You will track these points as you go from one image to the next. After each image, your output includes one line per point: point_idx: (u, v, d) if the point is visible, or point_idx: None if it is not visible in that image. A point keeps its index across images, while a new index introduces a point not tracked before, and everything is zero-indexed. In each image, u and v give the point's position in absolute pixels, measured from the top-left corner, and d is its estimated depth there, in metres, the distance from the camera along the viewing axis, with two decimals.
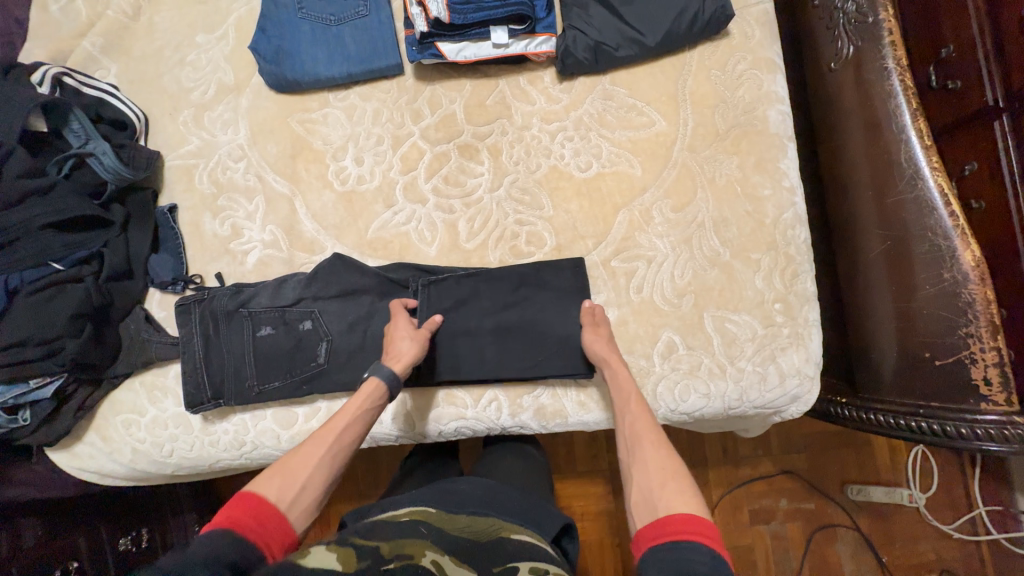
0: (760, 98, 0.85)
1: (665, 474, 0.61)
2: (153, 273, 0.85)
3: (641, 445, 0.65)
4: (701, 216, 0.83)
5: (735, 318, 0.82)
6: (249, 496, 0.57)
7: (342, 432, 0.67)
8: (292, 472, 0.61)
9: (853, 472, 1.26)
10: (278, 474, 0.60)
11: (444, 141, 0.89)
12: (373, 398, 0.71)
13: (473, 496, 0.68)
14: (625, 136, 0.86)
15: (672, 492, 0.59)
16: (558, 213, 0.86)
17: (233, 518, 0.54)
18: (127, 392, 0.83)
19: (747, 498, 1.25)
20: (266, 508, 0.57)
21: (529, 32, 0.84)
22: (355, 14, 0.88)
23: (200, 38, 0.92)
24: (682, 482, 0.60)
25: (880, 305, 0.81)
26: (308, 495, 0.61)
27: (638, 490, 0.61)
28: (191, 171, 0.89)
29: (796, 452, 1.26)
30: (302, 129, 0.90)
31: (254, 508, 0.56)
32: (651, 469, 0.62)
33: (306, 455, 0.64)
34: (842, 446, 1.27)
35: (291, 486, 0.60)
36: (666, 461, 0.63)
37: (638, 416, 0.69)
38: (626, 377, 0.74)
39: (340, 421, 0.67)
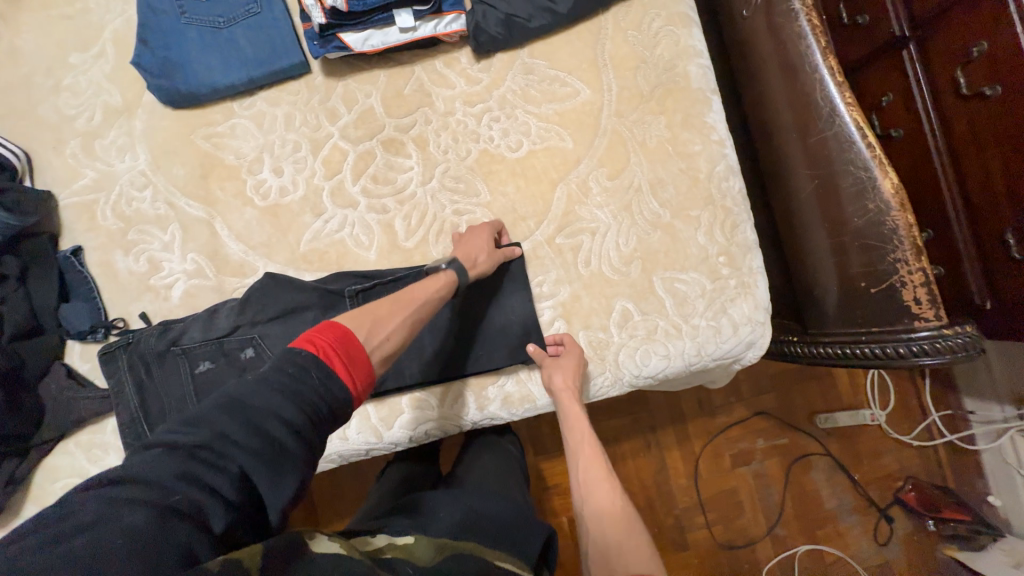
0: (679, 54, 0.85)
1: (625, 529, 0.67)
2: (65, 323, 0.77)
3: (596, 488, 0.73)
4: (637, 180, 0.83)
5: (684, 278, 0.82)
6: (334, 325, 0.57)
7: (419, 307, 0.67)
8: (372, 313, 0.63)
9: (819, 402, 1.33)
10: (360, 317, 0.61)
11: (366, 139, 0.84)
12: (438, 285, 0.70)
13: (448, 520, 0.64)
14: (551, 109, 0.84)
15: (630, 548, 0.64)
16: (495, 198, 0.83)
17: (315, 340, 0.54)
18: (61, 456, 0.77)
19: (726, 444, 1.30)
20: (346, 340, 0.56)
21: (435, 11, 0.80)
22: (246, 13, 0.81)
23: (74, 59, 0.83)
24: (639, 538, 0.66)
25: (817, 242, 0.84)
26: (383, 347, 0.61)
27: (595, 543, 0.67)
28: (92, 207, 0.81)
29: (765, 393, 1.33)
30: (209, 145, 0.83)
31: (333, 337, 0.55)
32: (608, 523, 0.68)
33: (384, 312, 0.64)
34: (805, 382, 1.34)
35: (374, 334, 0.60)
36: (620, 511, 0.69)
37: (592, 453, 0.76)
38: (578, 415, 0.77)
39: (419, 295, 0.68)
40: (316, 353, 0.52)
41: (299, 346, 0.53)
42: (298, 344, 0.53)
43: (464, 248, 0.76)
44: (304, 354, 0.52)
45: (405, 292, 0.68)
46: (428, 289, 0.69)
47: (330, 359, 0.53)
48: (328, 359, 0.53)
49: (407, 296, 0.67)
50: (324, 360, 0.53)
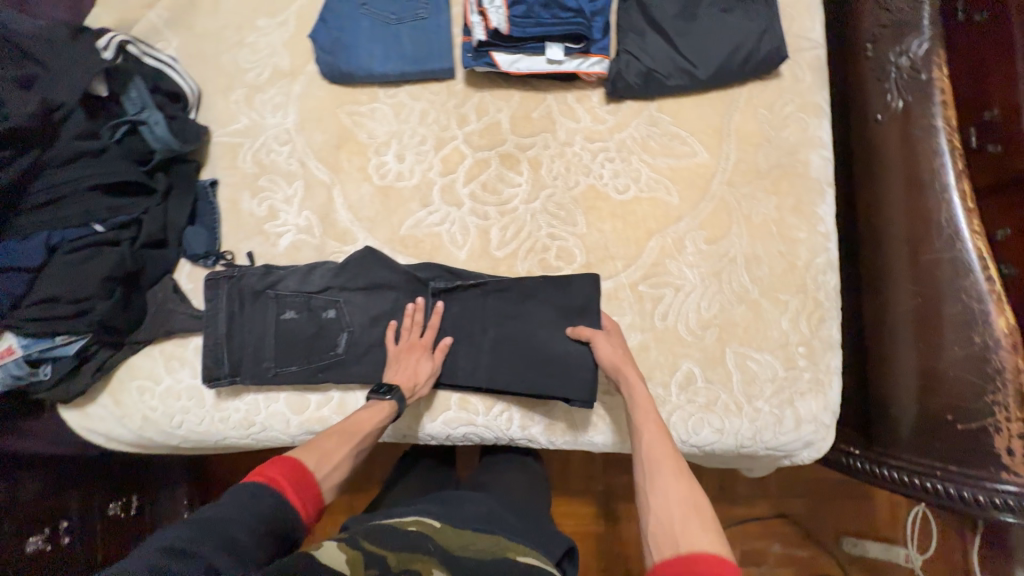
0: (804, 142, 0.86)
1: (688, 509, 0.59)
2: (186, 245, 0.85)
3: (658, 470, 0.64)
4: (733, 251, 0.83)
5: (757, 357, 0.81)
6: (289, 458, 0.65)
7: (364, 438, 0.73)
8: (318, 447, 0.69)
9: (850, 524, 1.26)
10: (314, 451, 0.68)
11: (486, 148, 0.90)
12: (378, 416, 0.75)
13: (472, 513, 0.68)
14: (666, 163, 0.87)
15: (693, 527, 0.57)
16: (590, 232, 0.86)
17: (266, 472, 0.63)
18: (145, 359, 0.84)
19: (741, 537, 1.27)
20: (298, 471, 0.64)
21: (583, 51, 0.86)
22: (415, 17, 0.90)
23: (261, 23, 0.94)
24: (705, 517, 0.58)
25: (903, 361, 0.81)
26: (331, 477, 0.68)
27: (655, 520, 0.60)
28: (236, 149, 0.90)
29: (793, 496, 1.28)
30: (349, 121, 0.91)
31: (282, 469, 0.64)
32: (672, 500, 0.60)
33: (331, 441, 0.71)
34: (841, 498, 1.28)
35: (325, 461, 0.68)
36: (685, 492, 0.61)
37: (656, 441, 0.67)
38: (644, 396, 0.73)
39: (363, 426, 0.74)
40: (269, 485, 0.61)
41: (253, 479, 0.61)
42: (252, 476, 0.62)
43: (401, 370, 0.78)
44: (258, 486, 0.60)
45: (351, 424, 0.73)
46: (372, 420, 0.74)
47: (286, 492, 0.62)
48: (282, 489, 0.62)
49: (350, 427, 0.73)
50: (279, 490, 0.61)
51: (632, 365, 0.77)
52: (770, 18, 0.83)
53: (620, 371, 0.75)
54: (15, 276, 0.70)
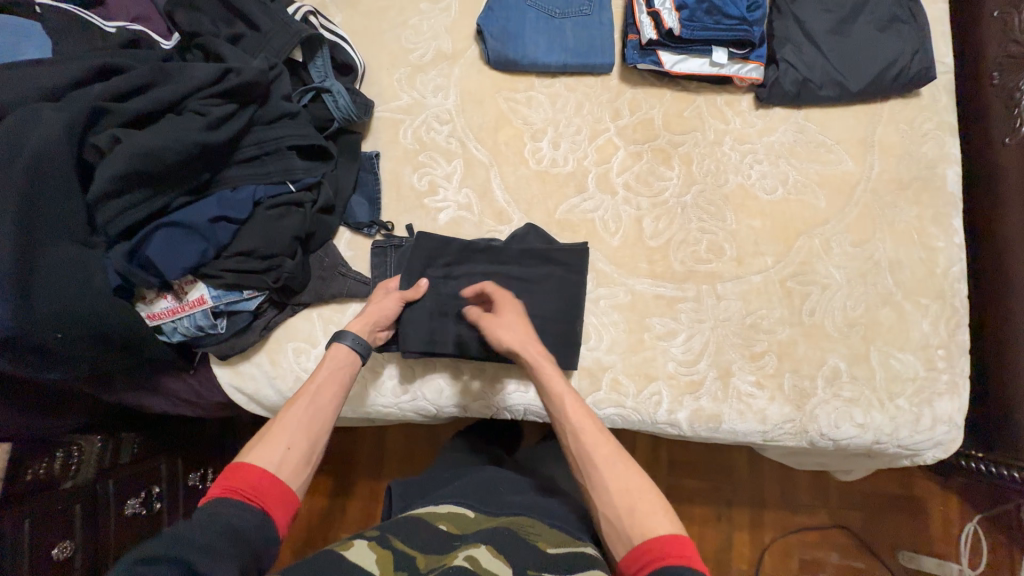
0: (941, 157, 0.91)
1: (632, 494, 0.62)
2: (350, 212, 0.86)
3: (594, 465, 0.64)
4: (877, 254, 0.88)
5: (900, 356, 0.85)
6: (243, 463, 0.60)
7: (320, 396, 0.67)
8: (273, 436, 0.62)
9: (904, 539, 1.28)
10: (265, 438, 0.62)
11: (639, 142, 0.94)
12: (339, 363, 0.71)
13: (513, 500, 0.72)
14: (813, 169, 0.91)
15: (642, 514, 0.60)
16: (741, 228, 0.90)
17: (227, 487, 0.57)
18: (308, 322, 0.83)
19: (799, 546, 1.28)
20: (257, 473, 0.59)
21: (744, 57, 0.91)
22: (580, 12, 0.94)
23: (424, 5, 0.97)
24: (649, 499, 0.61)
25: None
26: (296, 453, 0.62)
27: (606, 513, 0.62)
28: (398, 125, 0.92)
29: (852, 508, 1.29)
30: (506, 106, 0.94)
31: (248, 476, 0.58)
32: (613, 491, 0.62)
33: (296, 415, 0.65)
34: (897, 510, 1.29)
35: (275, 447, 0.61)
36: (627, 479, 0.63)
37: (584, 432, 0.67)
38: (557, 379, 0.73)
39: (323, 388, 0.68)
40: (232, 499, 0.56)
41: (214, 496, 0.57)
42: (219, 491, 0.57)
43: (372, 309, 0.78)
44: (230, 501, 0.56)
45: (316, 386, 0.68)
46: (329, 380, 0.69)
47: (252, 501, 0.57)
48: (248, 501, 0.57)
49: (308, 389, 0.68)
50: (240, 501, 0.56)
51: (525, 326, 0.77)
52: (920, 40, 0.89)
53: (522, 355, 0.75)
54: (222, 226, 0.73)
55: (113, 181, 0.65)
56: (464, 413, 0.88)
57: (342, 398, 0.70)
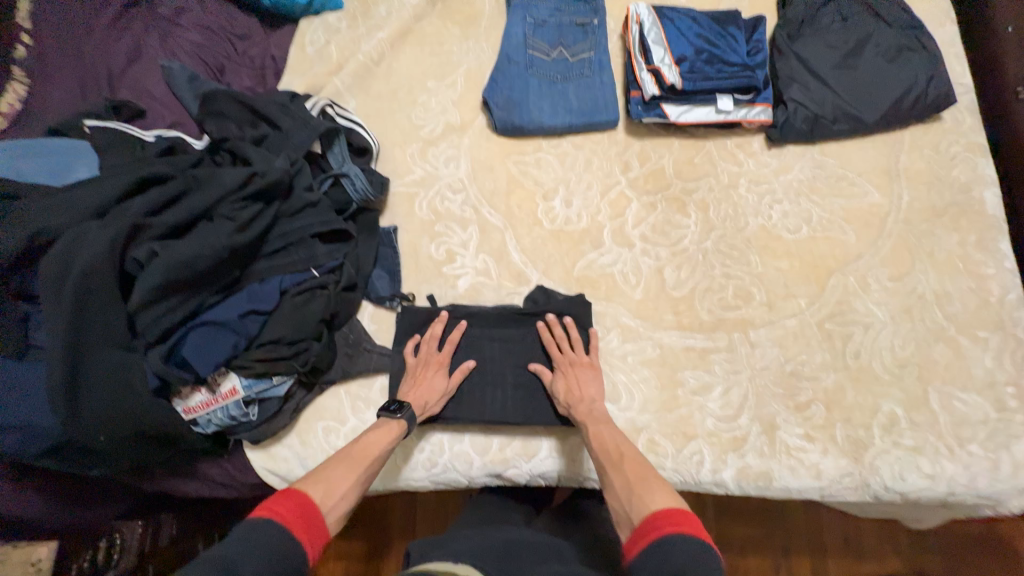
0: (975, 180, 0.87)
1: (631, 483, 0.64)
2: (372, 287, 0.88)
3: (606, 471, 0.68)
4: (921, 288, 0.83)
5: (963, 397, 0.78)
6: (296, 493, 0.59)
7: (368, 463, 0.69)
8: (329, 481, 0.64)
9: None
10: (318, 482, 0.63)
11: (652, 192, 0.93)
12: (389, 434, 0.73)
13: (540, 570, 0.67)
14: (837, 204, 0.88)
15: (642, 496, 0.61)
16: (767, 270, 0.87)
17: (276, 509, 0.56)
18: (335, 398, 0.84)
19: None
20: (309, 507, 0.59)
21: (750, 101, 0.91)
22: (580, 74, 0.97)
23: (431, 84, 1.02)
24: (654, 485, 0.63)
25: None
26: (338, 508, 0.63)
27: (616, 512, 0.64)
28: (413, 198, 0.95)
29: (929, 556, 1.17)
30: (516, 169, 0.96)
31: (297, 505, 0.58)
32: (619, 489, 0.65)
33: (338, 471, 0.66)
34: (985, 558, 1.15)
35: (331, 493, 0.63)
36: (635, 474, 0.65)
37: (598, 445, 0.72)
38: (593, 411, 0.77)
39: (370, 450, 0.71)
40: (278, 523, 0.55)
41: (257, 516, 0.55)
42: (261, 513, 0.55)
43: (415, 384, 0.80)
44: (277, 526, 0.54)
45: (357, 450, 0.70)
46: (381, 443, 0.72)
47: (295, 531, 0.55)
48: (291, 530, 0.55)
49: (358, 453, 0.70)
50: (288, 528, 0.55)
51: (579, 373, 0.81)
52: (933, 67, 0.87)
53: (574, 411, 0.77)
54: (252, 318, 0.75)
55: (152, 291, 0.69)
56: (496, 482, 0.85)
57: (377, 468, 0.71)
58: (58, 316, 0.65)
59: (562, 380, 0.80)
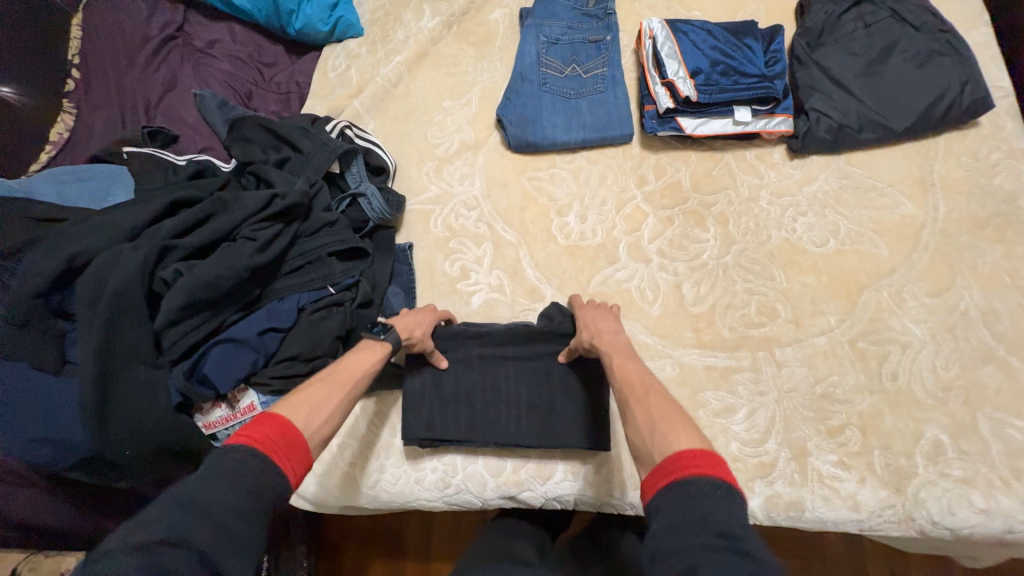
0: (1021, 188, 0.81)
1: (657, 420, 0.56)
2: (388, 304, 0.88)
3: (630, 403, 0.60)
4: (964, 304, 0.77)
5: (1018, 424, 0.72)
6: (274, 416, 0.54)
7: (356, 384, 0.65)
8: (313, 404, 0.59)
9: None
10: (300, 403, 0.58)
11: (669, 206, 0.91)
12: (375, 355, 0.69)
13: None
14: (866, 216, 0.84)
15: (665, 435, 0.53)
16: (793, 285, 0.83)
17: (254, 434, 0.51)
18: (352, 415, 0.85)
19: None
20: (290, 432, 0.53)
21: (769, 112, 0.88)
22: (594, 90, 0.97)
23: (447, 103, 1.04)
24: (681, 423, 0.54)
25: None
26: (325, 430, 0.58)
27: (636, 443, 0.56)
28: (428, 216, 0.96)
29: None
30: (530, 185, 0.96)
31: (278, 429, 0.52)
32: (643, 422, 0.57)
33: (321, 393, 0.60)
34: None
35: (314, 416, 0.57)
36: (662, 409, 0.57)
37: (623, 378, 0.64)
38: (619, 346, 0.69)
39: (355, 372, 0.66)
40: (256, 448, 0.49)
41: (233, 443, 0.50)
42: (236, 440, 0.50)
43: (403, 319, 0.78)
44: (254, 452, 0.49)
45: (340, 371, 0.65)
46: (361, 367, 0.67)
47: (274, 456, 0.50)
48: (270, 455, 0.50)
49: (342, 373, 0.65)
50: (267, 454, 0.50)
51: (605, 321, 0.74)
52: (967, 71, 0.83)
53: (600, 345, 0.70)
54: (271, 336, 0.77)
55: (176, 310, 0.71)
56: (511, 504, 0.83)
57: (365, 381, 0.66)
58: (89, 334, 0.68)
59: (581, 313, 0.78)
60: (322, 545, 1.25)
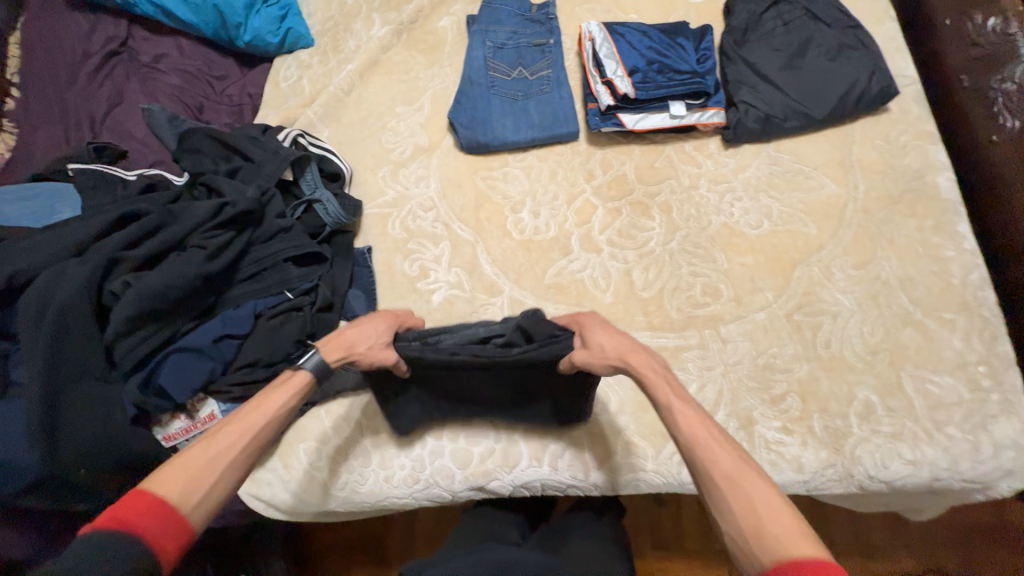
0: (928, 166, 0.89)
1: (767, 513, 0.49)
2: (349, 308, 0.88)
3: (720, 481, 0.53)
4: (884, 274, 0.84)
5: (936, 379, 0.78)
6: (145, 492, 0.51)
7: (263, 426, 0.61)
8: (198, 465, 0.55)
9: None
10: (183, 467, 0.54)
11: (616, 198, 0.96)
12: (294, 387, 0.66)
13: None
14: (795, 198, 0.91)
15: (782, 533, 0.48)
16: (732, 266, 0.88)
17: (118, 515, 0.49)
18: (315, 419, 0.85)
19: None
20: (161, 507, 0.50)
21: (702, 105, 0.94)
22: (540, 91, 1.01)
23: (400, 109, 1.06)
24: (785, 515, 0.49)
25: None
26: (218, 492, 0.55)
27: (737, 535, 0.50)
28: (386, 218, 0.98)
29: (943, 549, 1.13)
30: (484, 184, 1.00)
31: (144, 508, 0.50)
32: (745, 512, 0.50)
33: (218, 446, 0.57)
34: (1000, 549, 1.12)
35: (199, 481, 0.54)
36: (770, 498, 0.50)
37: (707, 442, 0.56)
38: (682, 395, 0.61)
39: (264, 415, 0.62)
40: (113, 532, 0.47)
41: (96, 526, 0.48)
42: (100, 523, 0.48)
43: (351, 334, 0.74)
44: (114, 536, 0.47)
45: (251, 411, 0.62)
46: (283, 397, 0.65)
47: (136, 537, 0.48)
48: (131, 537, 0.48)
49: (250, 416, 0.61)
50: (129, 537, 0.47)
51: (641, 356, 0.67)
52: (874, 62, 0.91)
53: (659, 392, 0.62)
54: (226, 343, 0.77)
55: (126, 322, 0.71)
56: (481, 495, 0.84)
57: (275, 424, 0.63)
58: (34, 352, 0.66)
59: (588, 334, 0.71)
60: (304, 560, 1.23)
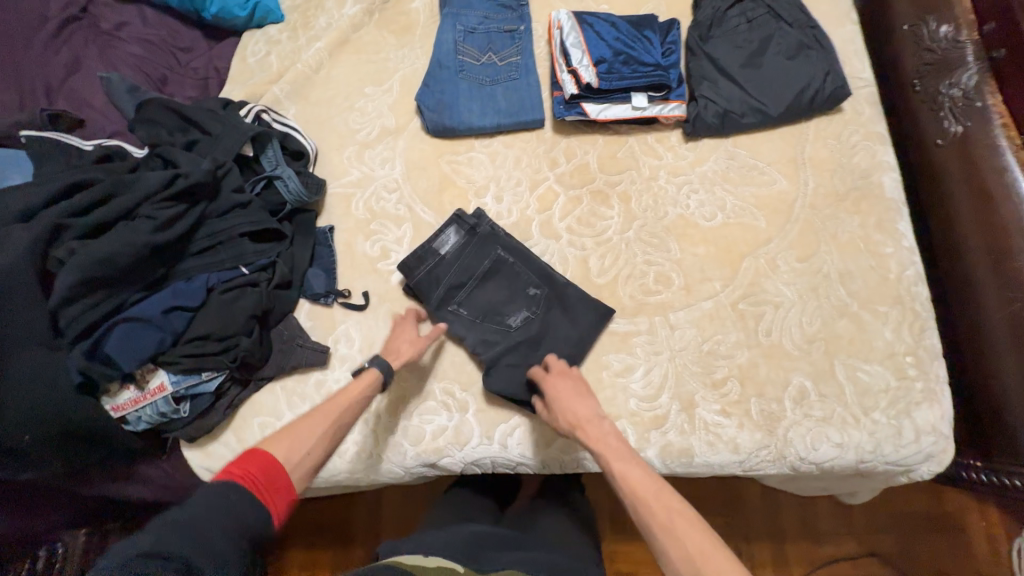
0: (875, 166, 0.93)
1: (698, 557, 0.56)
2: (308, 285, 0.89)
3: (657, 534, 0.60)
4: (826, 268, 0.88)
5: (867, 368, 0.83)
6: (259, 451, 0.62)
7: (342, 412, 0.71)
8: (299, 432, 0.66)
9: (947, 561, 1.17)
10: (286, 436, 0.65)
11: (577, 186, 0.98)
12: (362, 389, 0.75)
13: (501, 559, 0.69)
14: (748, 192, 0.94)
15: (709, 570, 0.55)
16: (685, 256, 0.91)
17: (240, 470, 0.58)
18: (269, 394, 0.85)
19: None
20: (272, 464, 0.61)
21: (664, 98, 0.96)
22: (508, 77, 1.02)
23: (368, 89, 1.06)
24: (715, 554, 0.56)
25: (1008, 378, 0.81)
26: (309, 461, 0.65)
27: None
28: (350, 198, 0.98)
29: (880, 530, 1.20)
30: (449, 168, 1.00)
31: (262, 464, 0.60)
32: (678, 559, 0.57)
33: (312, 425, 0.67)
34: (931, 530, 1.19)
35: (298, 448, 0.64)
36: (702, 540, 0.57)
37: (645, 494, 0.63)
38: (618, 450, 0.69)
39: (351, 401, 0.73)
40: (240, 482, 0.57)
41: (223, 478, 0.57)
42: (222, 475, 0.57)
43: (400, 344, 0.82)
44: (242, 487, 0.56)
45: (337, 399, 0.72)
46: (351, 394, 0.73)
47: (256, 487, 0.57)
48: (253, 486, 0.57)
49: (338, 401, 0.72)
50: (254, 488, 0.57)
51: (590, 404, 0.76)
52: (829, 63, 0.94)
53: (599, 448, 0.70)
54: (177, 314, 0.77)
55: (72, 289, 0.71)
56: (433, 471, 0.87)
57: (351, 416, 0.72)
58: None
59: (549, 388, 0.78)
60: None
